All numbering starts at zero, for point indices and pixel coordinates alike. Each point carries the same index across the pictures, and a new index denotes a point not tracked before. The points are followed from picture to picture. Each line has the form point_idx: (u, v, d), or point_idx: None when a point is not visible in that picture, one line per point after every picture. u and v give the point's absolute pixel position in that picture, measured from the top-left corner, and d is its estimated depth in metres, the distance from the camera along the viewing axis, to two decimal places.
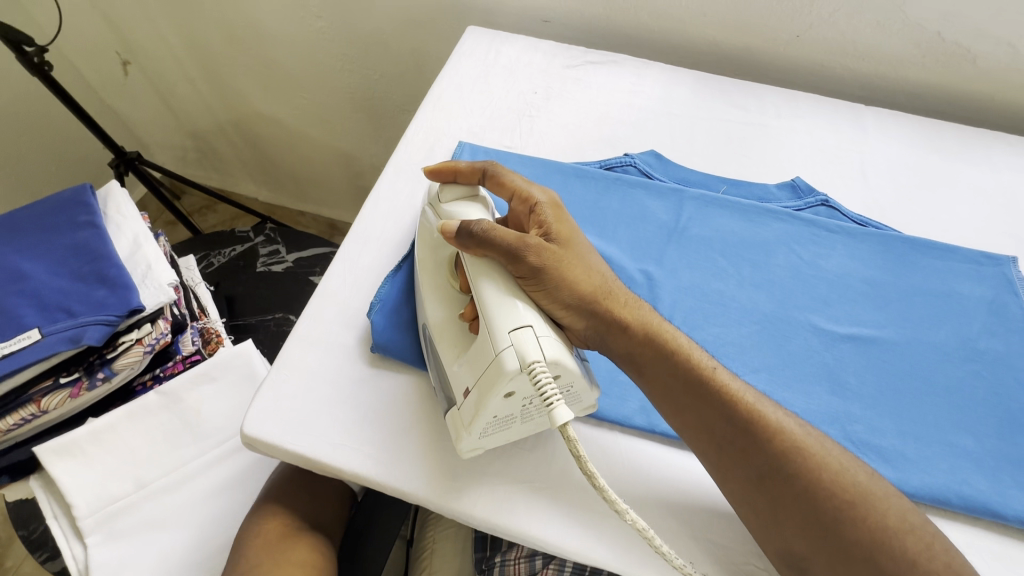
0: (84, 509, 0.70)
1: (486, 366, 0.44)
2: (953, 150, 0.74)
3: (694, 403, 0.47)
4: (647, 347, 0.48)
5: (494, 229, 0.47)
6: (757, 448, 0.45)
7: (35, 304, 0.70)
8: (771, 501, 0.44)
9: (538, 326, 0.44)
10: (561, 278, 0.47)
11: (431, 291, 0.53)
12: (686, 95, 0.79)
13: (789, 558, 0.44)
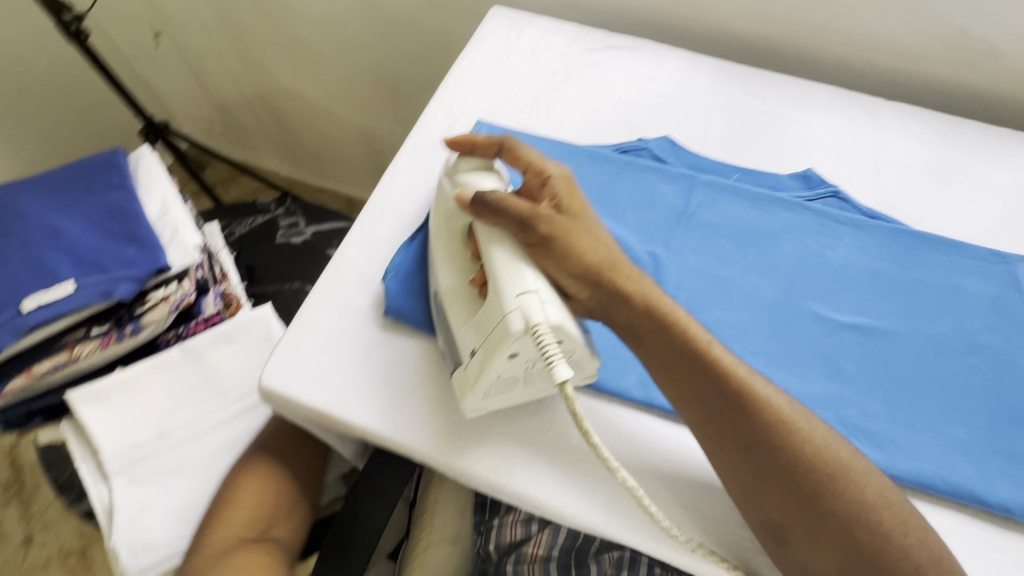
0: (110, 452, 0.74)
1: (492, 328, 0.46)
2: (971, 149, 0.74)
3: (688, 375, 0.48)
4: (647, 319, 0.50)
5: (508, 199, 0.50)
6: (746, 423, 0.46)
7: (70, 258, 0.74)
8: (756, 474, 0.46)
9: (543, 292, 0.47)
10: (571, 249, 0.49)
11: (441, 258, 0.55)
12: (704, 83, 0.80)
13: (770, 529, 0.46)
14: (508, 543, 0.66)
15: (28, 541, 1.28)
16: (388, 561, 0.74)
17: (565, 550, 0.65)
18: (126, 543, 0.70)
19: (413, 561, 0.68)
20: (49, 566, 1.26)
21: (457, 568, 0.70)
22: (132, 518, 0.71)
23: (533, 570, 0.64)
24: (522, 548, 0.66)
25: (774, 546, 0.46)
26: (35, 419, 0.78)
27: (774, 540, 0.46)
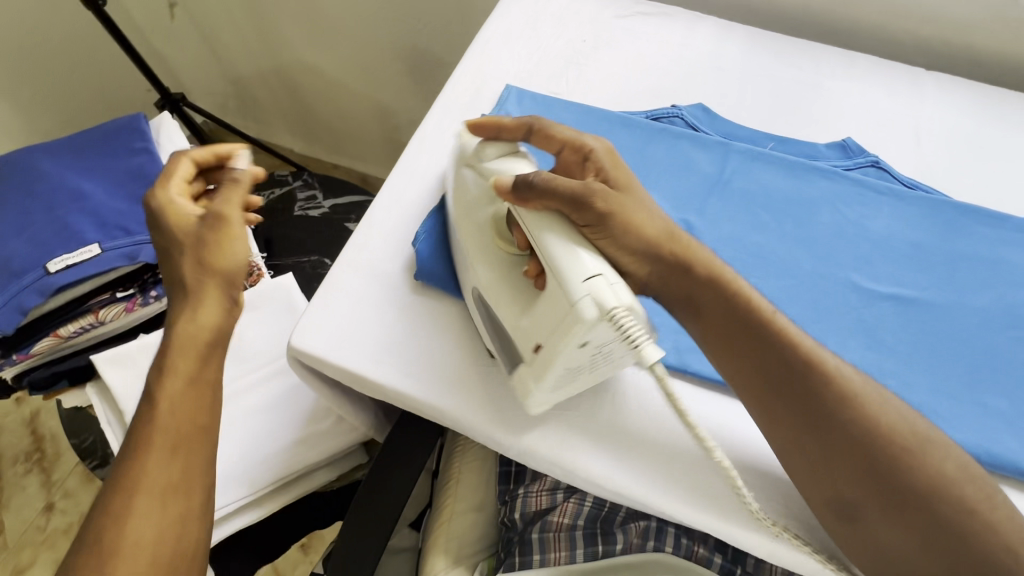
0: (135, 416, 0.74)
1: (561, 319, 0.44)
2: (1014, 120, 0.71)
3: (752, 346, 0.48)
4: (709, 289, 0.49)
5: (547, 177, 0.48)
6: (813, 397, 0.46)
7: (94, 221, 0.73)
8: (824, 451, 0.45)
9: (608, 274, 0.44)
10: (630, 223, 0.48)
11: (483, 250, 0.53)
12: (738, 51, 0.78)
13: (839, 507, 0.45)
14: (534, 511, 0.67)
15: (49, 509, 1.30)
16: (409, 530, 0.74)
17: (591, 518, 0.65)
18: None
19: (438, 526, 0.68)
20: (71, 533, 1.28)
21: (482, 536, 0.69)
22: None
23: (559, 538, 0.64)
24: (548, 516, 0.66)
25: (844, 526, 0.45)
26: (60, 381, 0.76)
27: (843, 519, 0.45)
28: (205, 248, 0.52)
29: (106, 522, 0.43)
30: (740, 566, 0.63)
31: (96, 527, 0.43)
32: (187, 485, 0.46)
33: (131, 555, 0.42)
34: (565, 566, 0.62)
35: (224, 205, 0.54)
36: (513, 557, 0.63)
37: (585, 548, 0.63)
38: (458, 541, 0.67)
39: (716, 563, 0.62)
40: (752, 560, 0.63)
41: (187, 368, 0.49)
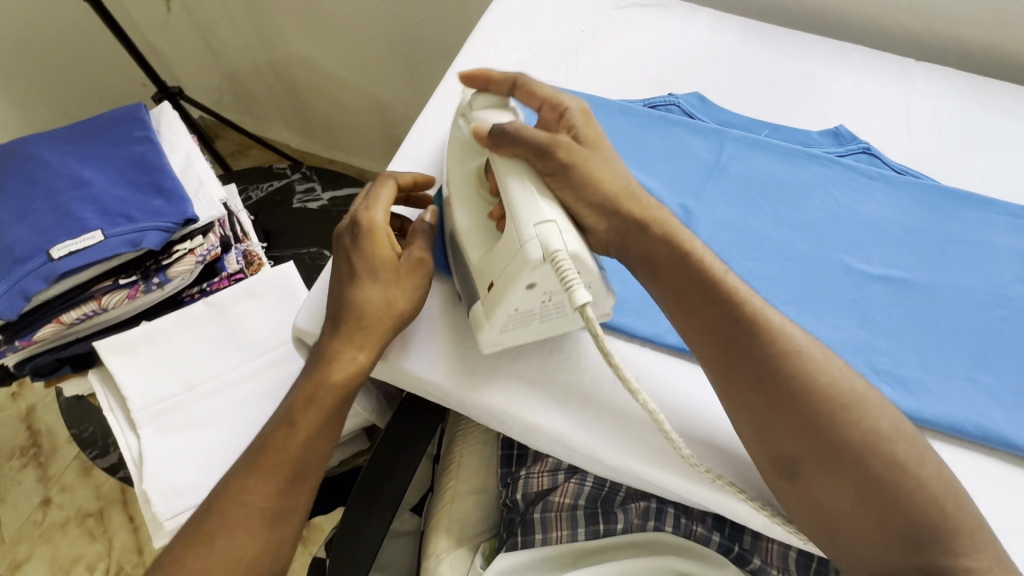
0: (138, 403, 0.75)
1: (509, 258, 0.47)
2: (1001, 109, 0.73)
3: (709, 308, 0.49)
4: (673, 261, 0.50)
5: (516, 125, 0.50)
6: (762, 353, 0.47)
7: (96, 208, 0.74)
8: (771, 405, 0.46)
9: (560, 221, 0.47)
10: (592, 177, 0.50)
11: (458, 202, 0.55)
12: (733, 41, 0.79)
13: (782, 463, 0.46)
14: (535, 492, 0.68)
15: (45, 503, 1.30)
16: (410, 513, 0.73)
17: (591, 498, 0.66)
18: (157, 491, 0.70)
19: (440, 508, 0.69)
20: (68, 526, 1.28)
21: (482, 518, 0.70)
22: (162, 466, 0.72)
23: (560, 517, 0.65)
24: (549, 497, 0.67)
25: (787, 483, 0.46)
26: (63, 367, 0.77)
27: (784, 474, 0.46)
28: (392, 290, 0.53)
29: (243, 483, 0.50)
30: (737, 542, 0.64)
31: (233, 483, 0.50)
32: (311, 472, 0.52)
33: (249, 516, 0.49)
34: (566, 544, 0.65)
35: (418, 249, 0.55)
36: (515, 536, 0.65)
37: (586, 527, 0.65)
38: (460, 522, 0.68)
39: (715, 541, 0.63)
40: (749, 538, 0.64)
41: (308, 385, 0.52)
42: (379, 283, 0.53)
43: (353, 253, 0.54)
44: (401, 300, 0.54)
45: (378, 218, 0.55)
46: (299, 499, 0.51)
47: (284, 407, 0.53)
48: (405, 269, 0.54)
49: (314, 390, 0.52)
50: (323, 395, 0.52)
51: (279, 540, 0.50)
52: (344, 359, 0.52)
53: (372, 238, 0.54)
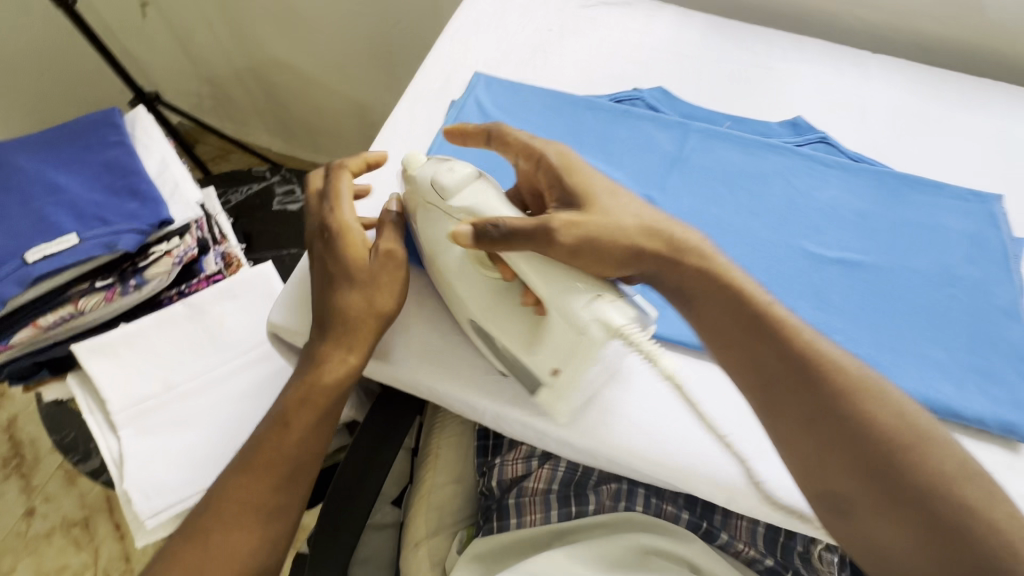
0: (118, 405, 0.75)
1: (573, 344, 0.49)
2: (953, 98, 0.76)
3: (760, 346, 0.50)
4: (716, 292, 0.52)
5: (503, 223, 0.50)
6: (810, 395, 0.48)
7: (71, 212, 0.74)
8: (820, 446, 0.47)
9: (603, 292, 0.49)
10: (596, 236, 0.51)
11: (467, 292, 0.56)
12: (696, 37, 0.81)
13: (833, 502, 0.47)
14: (510, 479, 0.70)
15: (29, 514, 1.29)
16: (391, 506, 0.76)
17: (564, 483, 0.69)
18: (140, 489, 0.71)
19: (418, 499, 0.71)
20: (53, 536, 1.27)
21: (460, 507, 0.73)
22: (143, 466, 0.72)
23: (534, 502, 0.68)
24: (524, 483, 0.69)
25: (840, 521, 0.46)
26: (41, 371, 0.78)
27: (838, 513, 0.46)
28: (373, 286, 0.56)
29: (236, 481, 0.53)
30: (707, 520, 0.66)
31: (229, 483, 0.53)
32: (301, 474, 0.54)
33: (243, 513, 0.52)
34: (540, 526, 0.67)
35: (388, 241, 0.58)
36: (491, 522, 0.68)
37: (559, 509, 0.67)
38: (437, 510, 0.71)
39: (684, 519, 0.66)
40: (719, 516, 0.67)
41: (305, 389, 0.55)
42: (360, 287, 0.56)
43: (329, 255, 0.58)
44: (383, 300, 0.56)
45: (347, 219, 0.58)
46: (289, 496, 0.54)
47: (277, 408, 0.56)
48: (380, 267, 0.57)
49: (309, 392, 0.55)
50: (316, 395, 0.55)
51: (273, 534, 0.52)
52: (333, 362, 0.55)
53: (343, 239, 0.57)
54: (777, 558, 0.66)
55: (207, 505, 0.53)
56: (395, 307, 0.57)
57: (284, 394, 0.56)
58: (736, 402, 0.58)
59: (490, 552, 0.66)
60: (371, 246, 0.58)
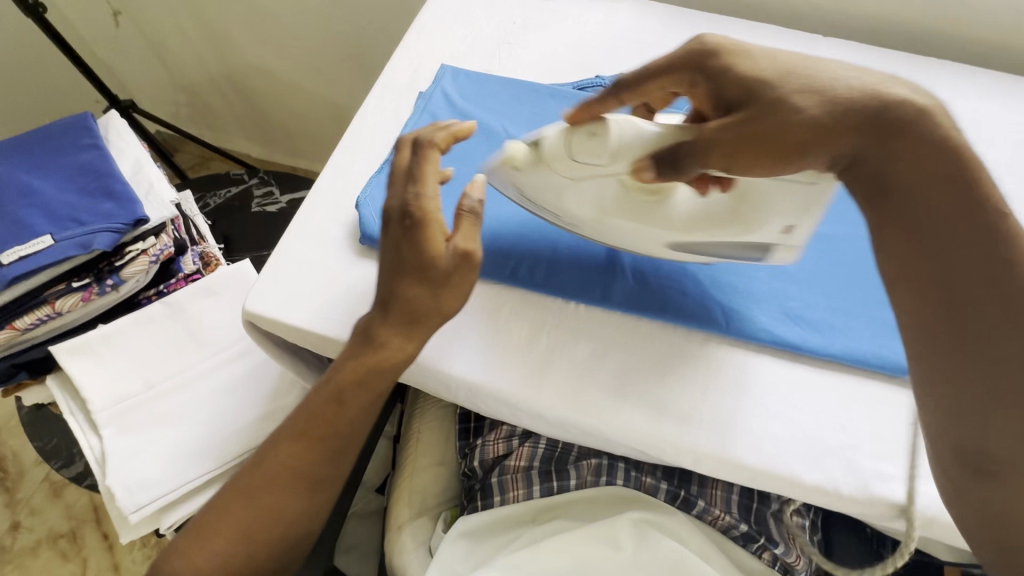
0: (99, 404, 0.76)
1: (742, 230, 0.55)
2: (900, 76, 0.80)
3: (927, 264, 0.44)
4: (942, 190, 0.44)
5: (681, 146, 0.49)
6: (1001, 339, 0.42)
7: (46, 215, 0.75)
8: (986, 394, 0.43)
9: (794, 189, 0.51)
10: (772, 134, 0.46)
11: (619, 230, 0.59)
12: (656, 26, 0.84)
13: (975, 461, 0.44)
14: (492, 458, 0.71)
15: (14, 528, 1.27)
16: (375, 494, 0.80)
17: (545, 459, 0.70)
18: (122, 486, 0.71)
19: (401, 482, 0.73)
20: (40, 549, 1.26)
21: (442, 491, 0.74)
22: (125, 463, 0.72)
23: (516, 479, 0.69)
24: (505, 461, 0.70)
25: (975, 480, 0.44)
26: (20, 373, 0.78)
27: (977, 473, 0.44)
28: (444, 284, 0.53)
29: (286, 446, 0.57)
30: (685, 489, 0.68)
31: (282, 449, 0.57)
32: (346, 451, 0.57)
33: (293, 482, 0.56)
34: (523, 502, 0.68)
35: (465, 240, 0.54)
36: (476, 501, 0.69)
37: (541, 484, 0.68)
38: (420, 493, 0.73)
39: (663, 489, 0.67)
40: (696, 486, 0.68)
41: (356, 373, 0.55)
42: (428, 281, 0.53)
43: (407, 243, 0.54)
44: (449, 304, 0.55)
45: (430, 206, 0.54)
46: (335, 472, 0.57)
47: (332, 383, 0.56)
48: (453, 271, 0.53)
49: (367, 373, 0.55)
50: (373, 380, 0.56)
51: (317, 504, 0.57)
52: (392, 348, 0.55)
53: (425, 227, 0.53)
54: (752, 524, 0.67)
55: (266, 454, 0.57)
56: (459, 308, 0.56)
57: (339, 373, 0.56)
58: (719, 374, 0.59)
59: (477, 528, 0.66)
60: (449, 243, 0.54)
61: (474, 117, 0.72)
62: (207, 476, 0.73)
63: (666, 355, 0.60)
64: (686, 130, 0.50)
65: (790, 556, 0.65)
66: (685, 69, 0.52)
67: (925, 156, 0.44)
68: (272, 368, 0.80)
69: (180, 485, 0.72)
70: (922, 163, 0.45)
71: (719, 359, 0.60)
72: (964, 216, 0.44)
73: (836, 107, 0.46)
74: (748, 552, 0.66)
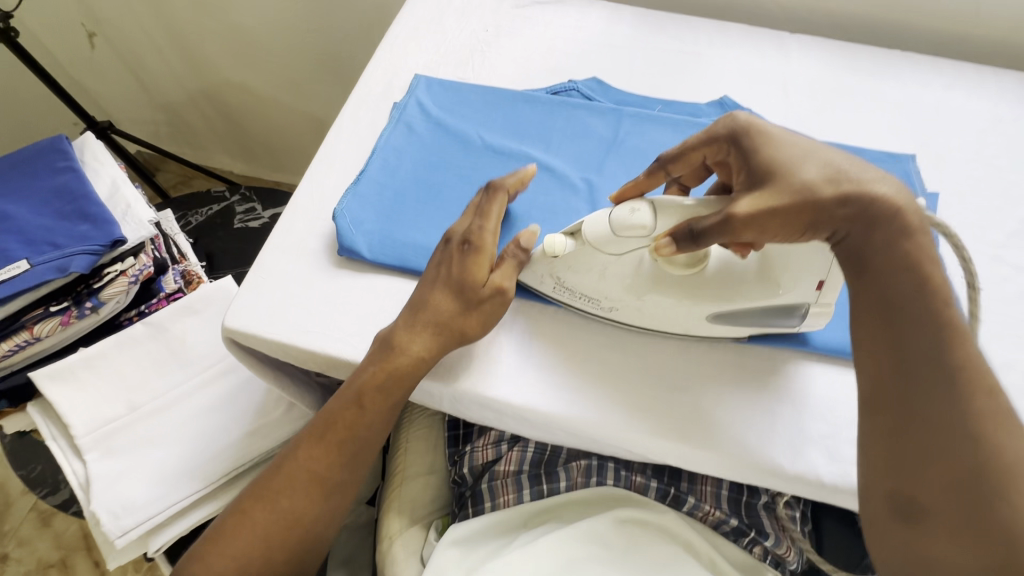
0: (81, 429, 0.75)
1: (779, 305, 0.56)
2: (866, 70, 0.81)
3: (879, 324, 0.47)
4: (902, 272, 0.47)
5: (700, 221, 0.49)
6: (935, 393, 0.44)
7: (21, 240, 0.75)
8: (919, 445, 0.44)
9: (803, 264, 0.53)
10: (790, 204, 0.48)
11: (660, 303, 0.57)
12: (626, 29, 0.85)
13: (901, 505, 0.44)
14: (481, 464, 0.71)
15: (3, 561, 1.24)
16: (366, 507, 0.81)
17: (535, 462, 0.69)
18: (106, 511, 0.70)
19: (391, 492, 0.74)
20: None
21: (434, 498, 0.74)
22: (109, 487, 0.71)
23: (506, 483, 0.68)
24: (494, 467, 0.70)
25: (901, 526, 0.44)
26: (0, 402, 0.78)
27: (902, 517, 0.44)
28: (473, 309, 0.57)
29: (306, 444, 0.57)
30: (674, 486, 0.67)
31: (302, 446, 0.57)
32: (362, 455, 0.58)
33: (311, 484, 0.56)
34: (514, 507, 0.68)
35: (501, 276, 0.57)
36: (466, 508, 0.69)
37: (531, 488, 0.68)
38: (410, 504, 0.72)
39: (652, 487, 0.67)
40: (685, 482, 0.68)
41: (378, 378, 0.56)
42: (460, 301, 0.57)
43: (454, 264, 0.58)
44: (471, 328, 0.57)
45: (485, 233, 0.58)
46: (352, 478, 0.58)
47: (354, 386, 0.57)
48: (486, 299, 0.57)
49: (388, 380, 0.56)
50: (394, 386, 0.56)
51: (332, 509, 0.58)
52: (411, 355, 0.56)
53: (476, 252, 0.57)
54: (742, 518, 0.67)
55: (287, 457, 0.58)
56: (478, 336, 0.58)
57: (362, 376, 0.56)
58: (701, 371, 0.60)
59: (466, 536, 0.65)
60: (490, 276, 0.57)
61: (450, 126, 0.72)
62: (195, 497, 0.72)
63: (646, 353, 0.61)
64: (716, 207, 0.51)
65: (781, 548, 0.66)
66: (721, 140, 0.54)
67: (891, 235, 0.47)
68: (258, 384, 0.79)
69: (167, 507, 0.71)
70: (886, 242, 0.48)
71: (699, 359, 0.60)
72: (914, 284, 0.47)
73: (826, 172, 0.49)
74: (737, 546, 0.67)
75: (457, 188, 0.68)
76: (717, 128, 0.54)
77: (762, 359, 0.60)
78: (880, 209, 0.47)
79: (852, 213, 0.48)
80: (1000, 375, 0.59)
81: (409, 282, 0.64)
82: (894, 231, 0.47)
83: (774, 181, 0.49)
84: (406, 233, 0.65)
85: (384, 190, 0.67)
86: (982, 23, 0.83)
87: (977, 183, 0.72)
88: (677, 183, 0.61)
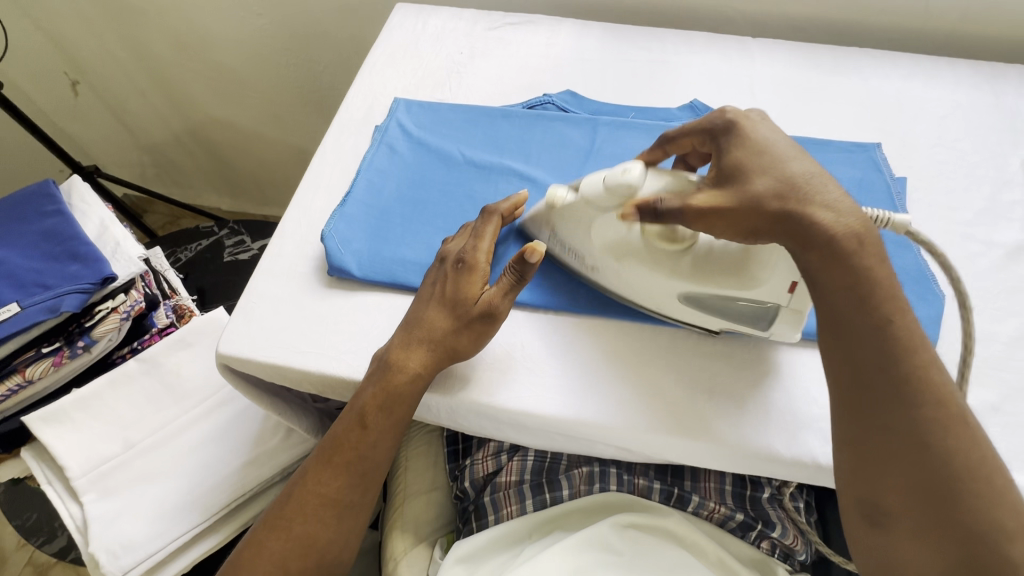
0: (77, 470, 0.74)
1: (753, 306, 0.57)
2: (827, 67, 0.85)
3: (834, 340, 0.48)
4: (846, 289, 0.47)
5: (665, 198, 0.51)
6: (897, 404, 0.45)
7: (10, 283, 0.75)
8: (876, 454, 0.46)
9: (773, 269, 0.53)
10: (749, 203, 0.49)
11: (637, 273, 0.58)
12: (596, 43, 0.89)
13: (869, 512, 0.46)
14: (482, 476, 0.71)
15: None
16: (369, 531, 0.88)
17: (536, 471, 0.69)
18: (105, 552, 0.69)
19: (394, 512, 0.73)
20: None
21: (437, 515, 0.74)
22: (108, 526, 0.70)
23: (508, 495, 0.68)
24: (495, 479, 0.70)
25: (870, 528, 0.46)
26: None
27: (870, 522, 0.46)
28: (468, 330, 0.57)
29: (311, 474, 0.57)
30: (678, 486, 0.67)
31: (307, 473, 0.57)
32: (369, 482, 0.58)
33: (322, 507, 0.56)
34: (517, 518, 0.67)
35: (496, 301, 0.57)
36: (471, 523, 0.69)
37: (533, 498, 0.68)
38: (414, 522, 0.72)
39: (656, 489, 0.67)
40: (689, 481, 0.68)
41: (374, 402, 0.56)
42: (452, 316, 0.57)
43: (449, 281, 0.59)
44: (463, 346, 0.57)
45: (479, 254, 0.59)
46: (363, 499, 0.58)
47: (355, 408, 0.57)
48: (477, 317, 0.57)
49: (386, 400, 0.56)
50: (392, 404, 0.56)
51: (345, 533, 0.57)
52: (407, 372, 0.56)
53: (470, 270, 0.59)
54: (748, 511, 0.67)
55: (293, 485, 0.57)
56: (472, 354, 0.58)
57: (361, 397, 0.57)
58: (689, 378, 0.60)
59: (472, 552, 0.64)
60: (483, 292, 0.58)
61: (431, 144, 0.74)
62: (195, 531, 0.71)
63: (639, 351, 0.62)
64: (691, 187, 0.52)
65: (788, 540, 0.66)
66: (705, 134, 0.56)
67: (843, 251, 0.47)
68: (255, 413, 0.79)
69: (167, 543, 0.70)
70: (841, 256, 0.47)
71: (680, 364, 0.61)
72: (869, 296, 0.47)
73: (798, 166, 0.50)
74: (745, 542, 0.66)
75: (442, 204, 0.70)
76: (706, 121, 0.56)
77: (749, 350, 0.61)
78: (836, 226, 0.47)
79: (790, 230, 0.48)
80: (983, 348, 0.60)
81: (402, 297, 0.64)
82: (830, 253, 0.47)
83: (735, 186, 0.50)
84: (394, 249, 0.66)
85: (370, 211, 0.69)
86: (933, 17, 0.87)
87: (943, 166, 0.74)
88: (683, 162, 0.62)
